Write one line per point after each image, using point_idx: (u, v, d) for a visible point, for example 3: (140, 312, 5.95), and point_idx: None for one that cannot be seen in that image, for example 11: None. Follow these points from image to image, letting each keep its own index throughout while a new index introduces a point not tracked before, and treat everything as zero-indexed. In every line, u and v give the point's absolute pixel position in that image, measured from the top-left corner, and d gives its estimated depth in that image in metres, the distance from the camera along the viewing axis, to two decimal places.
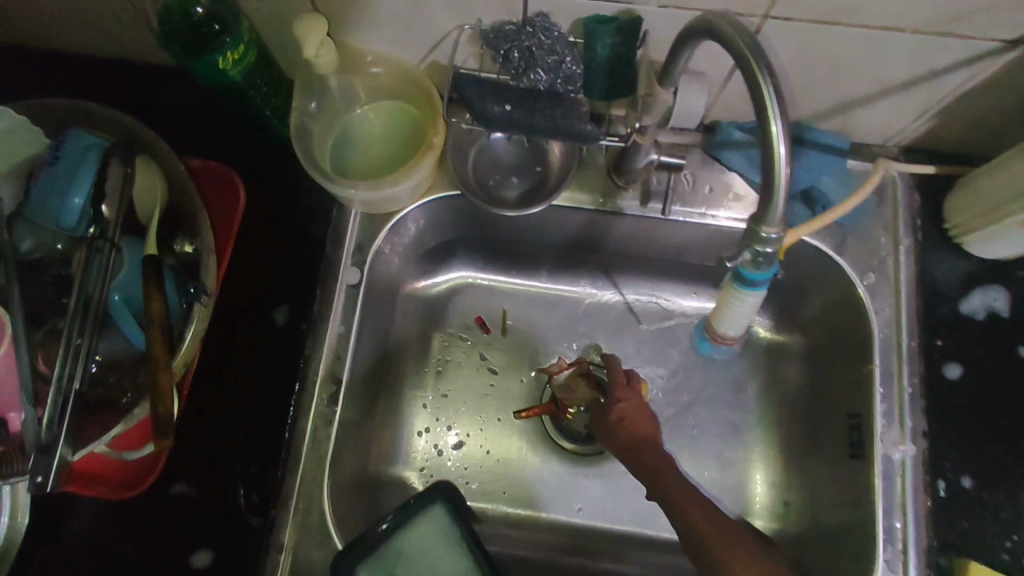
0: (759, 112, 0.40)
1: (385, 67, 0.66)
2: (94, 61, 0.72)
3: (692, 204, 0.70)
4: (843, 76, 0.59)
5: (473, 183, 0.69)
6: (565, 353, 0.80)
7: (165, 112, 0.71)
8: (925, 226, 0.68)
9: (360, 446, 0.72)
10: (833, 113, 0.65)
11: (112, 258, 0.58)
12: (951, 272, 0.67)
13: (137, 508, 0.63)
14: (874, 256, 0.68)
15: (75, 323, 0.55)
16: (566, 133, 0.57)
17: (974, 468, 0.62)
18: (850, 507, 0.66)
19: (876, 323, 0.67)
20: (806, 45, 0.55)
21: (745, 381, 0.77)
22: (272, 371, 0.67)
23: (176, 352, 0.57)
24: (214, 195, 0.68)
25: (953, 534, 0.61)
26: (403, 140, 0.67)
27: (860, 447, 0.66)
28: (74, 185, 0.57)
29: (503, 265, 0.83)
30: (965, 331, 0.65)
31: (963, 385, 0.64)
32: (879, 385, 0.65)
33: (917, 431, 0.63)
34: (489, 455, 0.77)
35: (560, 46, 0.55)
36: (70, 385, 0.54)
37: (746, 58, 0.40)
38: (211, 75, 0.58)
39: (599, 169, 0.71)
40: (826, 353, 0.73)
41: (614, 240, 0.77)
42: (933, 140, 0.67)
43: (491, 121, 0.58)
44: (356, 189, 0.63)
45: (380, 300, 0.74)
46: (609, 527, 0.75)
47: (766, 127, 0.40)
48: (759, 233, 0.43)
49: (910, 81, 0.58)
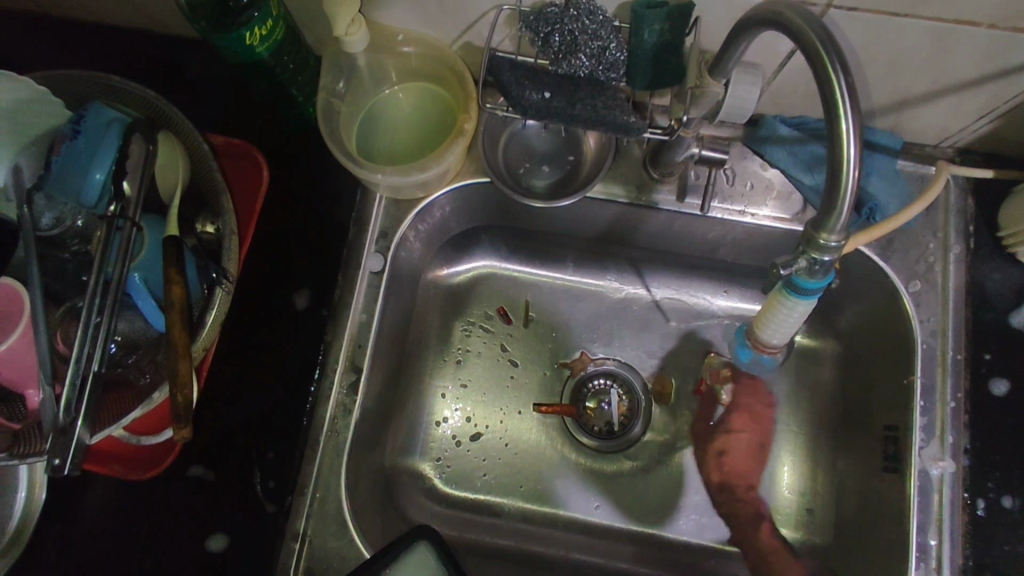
0: (828, 111, 0.38)
1: (416, 47, 0.63)
2: (115, 30, 0.70)
3: (730, 201, 0.67)
4: (905, 72, 0.55)
5: (503, 172, 0.67)
6: (589, 347, 0.78)
7: (187, 86, 0.69)
8: (976, 233, 0.65)
9: (377, 436, 0.71)
10: (888, 110, 0.61)
11: (132, 237, 0.56)
12: (1002, 282, 0.64)
13: (153, 489, 0.63)
14: (921, 261, 0.65)
15: (94, 302, 0.53)
16: (607, 124, 0.54)
17: (1016, 489, 0.59)
18: (881, 522, 0.63)
19: (920, 333, 0.63)
20: (870, 37, 0.51)
21: (776, 386, 0.74)
22: (291, 357, 0.66)
23: (196, 336, 0.56)
24: (236, 173, 0.66)
25: (991, 556, 0.58)
26: (432, 124, 0.65)
27: (895, 461, 0.63)
28: (95, 161, 0.55)
29: (528, 256, 0.80)
30: (1014, 346, 0.62)
31: (1009, 403, 0.61)
32: (920, 398, 0.62)
33: (958, 448, 0.61)
34: (507, 448, 0.75)
35: (605, 31, 0.53)
36: (87, 366, 0.53)
37: (819, 51, 0.37)
38: (239, 53, 0.56)
39: (634, 160, 0.68)
40: (862, 360, 0.70)
41: (645, 233, 0.75)
42: (992, 142, 0.64)
43: (528, 108, 0.55)
44: (384, 174, 0.61)
45: (402, 287, 0.73)
46: (628, 527, 0.73)
47: (835, 127, 0.38)
48: (818, 239, 0.41)
49: (977, 80, 0.55)
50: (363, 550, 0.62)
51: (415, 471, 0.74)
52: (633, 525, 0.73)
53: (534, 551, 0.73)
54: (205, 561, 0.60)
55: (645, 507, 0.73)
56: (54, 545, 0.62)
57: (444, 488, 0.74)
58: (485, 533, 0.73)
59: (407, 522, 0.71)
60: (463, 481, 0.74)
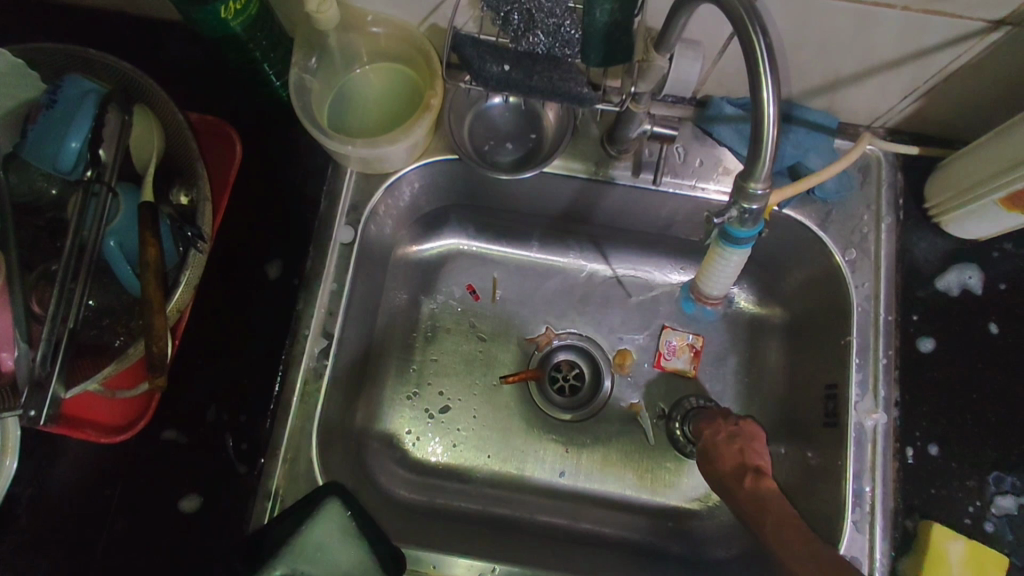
0: (753, 79, 0.43)
1: (385, 28, 0.66)
2: (89, 12, 0.72)
3: (682, 176, 0.72)
4: (835, 53, 0.60)
5: (469, 148, 0.70)
6: (552, 322, 0.81)
7: (160, 65, 0.71)
8: (904, 206, 0.71)
9: (348, 404, 0.73)
10: (822, 91, 0.66)
11: (108, 203, 0.58)
12: (928, 250, 0.69)
13: (125, 454, 0.64)
14: (856, 232, 0.70)
15: (69, 266, 0.55)
16: (564, 95, 0.59)
17: (940, 437, 0.65)
18: (823, 473, 0.68)
19: (854, 297, 0.69)
20: (799, 20, 0.56)
21: (728, 355, 0.79)
22: (263, 324, 0.68)
23: (172, 296, 0.58)
24: (210, 148, 0.69)
25: (918, 499, 0.64)
26: (401, 102, 0.68)
27: (834, 416, 0.68)
28: (70, 129, 0.56)
29: (494, 234, 0.83)
30: (938, 307, 0.68)
31: (934, 358, 0.67)
32: (856, 356, 0.67)
33: (890, 401, 0.66)
34: (475, 415, 0.78)
35: (560, 10, 0.57)
36: (63, 327, 0.55)
37: (742, 20, 0.42)
38: (213, 26, 0.59)
39: (592, 139, 0.73)
40: (807, 326, 0.75)
41: (605, 210, 0.78)
42: (916, 121, 0.70)
43: (489, 80, 0.59)
44: (355, 146, 0.64)
45: (374, 260, 0.75)
46: (590, 489, 0.76)
47: (757, 91, 0.43)
48: (747, 188, 0.46)
49: (898, 61, 0.60)
50: None
51: (385, 438, 0.76)
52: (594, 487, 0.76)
53: (500, 512, 0.76)
54: (178, 521, 0.62)
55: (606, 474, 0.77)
56: (27, 510, 0.63)
57: (414, 456, 0.76)
58: (454, 497, 0.76)
59: (376, 486, 0.73)
60: (434, 450, 0.77)
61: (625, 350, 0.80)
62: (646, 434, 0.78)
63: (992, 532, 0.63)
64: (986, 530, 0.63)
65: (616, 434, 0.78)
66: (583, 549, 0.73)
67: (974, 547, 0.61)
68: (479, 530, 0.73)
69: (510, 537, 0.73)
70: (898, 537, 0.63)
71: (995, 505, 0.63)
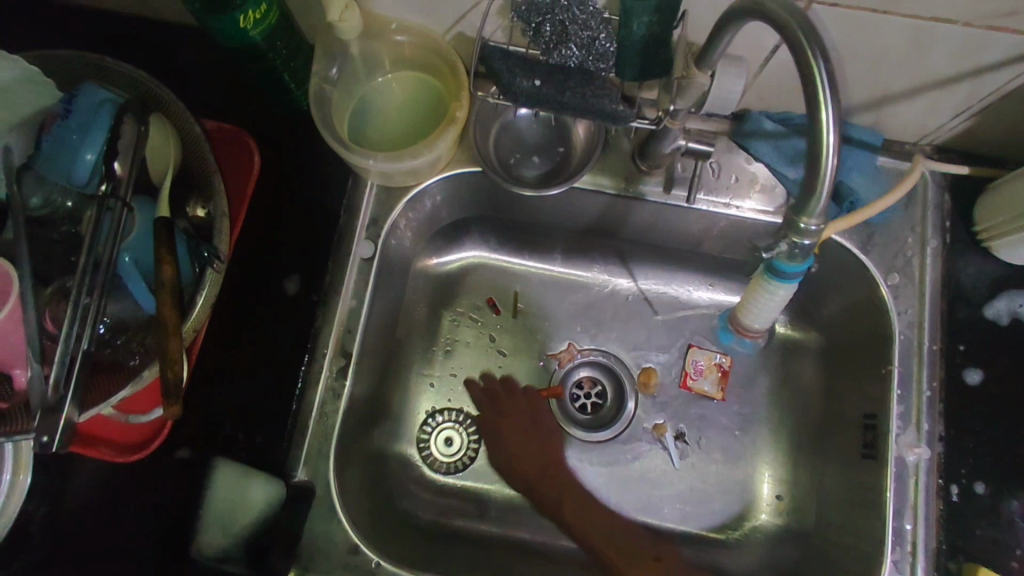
0: (812, 105, 0.40)
1: (409, 36, 0.63)
2: (108, 18, 0.70)
3: (717, 194, 0.69)
4: (887, 69, 0.57)
5: (494, 161, 0.67)
6: (575, 339, 0.79)
7: (179, 72, 0.69)
8: (952, 228, 0.67)
9: (366, 423, 0.71)
10: (869, 107, 0.63)
11: (123, 218, 0.56)
12: (976, 276, 0.66)
13: (141, 473, 0.63)
14: (900, 255, 0.67)
15: (83, 282, 0.53)
16: (597, 112, 0.56)
17: (987, 475, 0.61)
18: (860, 507, 0.65)
19: (897, 323, 0.65)
20: (851, 34, 0.53)
21: (758, 378, 0.76)
22: (281, 341, 0.67)
23: (189, 316, 0.56)
24: (228, 158, 0.67)
25: (962, 540, 0.60)
26: (425, 113, 0.66)
27: (872, 448, 0.65)
28: (87, 140, 0.55)
29: (517, 247, 0.81)
30: (986, 337, 0.64)
31: (982, 391, 0.63)
32: (897, 387, 0.64)
33: (933, 436, 0.63)
34: (494, 435, 0.76)
35: (594, 22, 0.54)
36: (77, 346, 0.52)
37: (801, 41, 0.39)
38: (232, 36, 0.57)
39: (621, 153, 0.70)
40: (843, 350, 0.72)
41: (633, 225, 0.75)
42: (967, 139, 0.66)
43: (519, 95, 0.56)
44: (377, 160, 0.61)
45: (394, 275, 0.73)
46: (613, 514, 0.74)
47: (815, 118, 0.40)
48: (799, 225, 0.44)
49: (954, 78, 0.57)
50: (351, 533, 0.63)
51: (403, 458, 0.74)
52: (524, 464, 0.73)
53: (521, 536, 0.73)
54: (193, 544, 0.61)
55: (524, 460, 0.74)
56: (41, 529, 0.61)
57: (432, 476, 0.74)
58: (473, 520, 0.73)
59: (394, 506, 0.71)
60: (446, 449, 0.75)
61: (650, 369, 0.77)
62: (673, 458, 0.74)
63: None
64: None
65: (640, 457, 0.75)
66: None
67: None
68: (499, 555, 0.71)
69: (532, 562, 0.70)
70: None
71: None
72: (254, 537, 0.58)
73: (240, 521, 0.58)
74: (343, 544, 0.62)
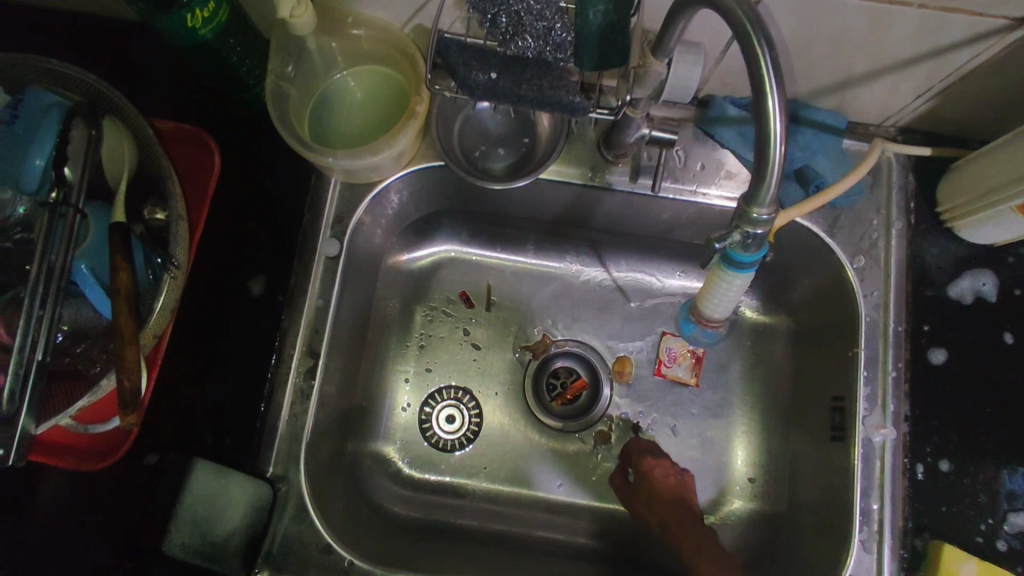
0: (756, 91, 0.40)
1: (366, 29, 0.62)
2: (57, 16, 0.68)
3: (682, 181, 0.68)
4: (845, 52, 0.56)
5: (459, 154, 0.67)
6: (548, 330, 0.79)
7: (132, 71, 0.68)
8: (916, 209, 0.68)
9: (339, 423, 0.71)
10: (830, 90, 0.63)
11: (77, 224, 0.54)
12: (940, 257, 0.66)
13: (106, 481, 0.62)
14: (865, 237, 0.67)
15: (36, 291, 0.51)
16: (555, 105, 0.55)
17: (952, 454, 0.62)
18: (830, 487, 0.66)
19: (863, 306, 0.66)
20: (805, 19, 0.53)
21: (732, 364, 0.76)
22: (250, 343, 0.66)
23: (147, 324, 0.55)
24: (186, 158, 0.66)
25: (928, 518, 0.61)
26: (385, 108, 0.65)
27: (841, 429, 0.66)
28: (34, 145, 0.53)
29: (488, 240, 0.80)
30: (950, 317, 0.65)
31: (946, 370, 0.64)
32: (863, 369, 0.65)
33: (900, 416, 0.63)
34: (469, 428, 0.76)
35: (550, 11, 0.53)
36: (31, 355, 0.51)
37: (745, 27, 0.39)
38: (180, 34, 0.55)
39: (588, 143, 0.69)
40: (813, 333, 0.72)
41: (602, 215, 0.75)
42: (929, 120, 0.66)
43: (476, 89, 0.55)
44: (337, 158, 0.61)
45: (362, 272, 0.72)
46: (590, 504, 0.74)
47: (761, 105, 0.40)
48: (750, 214, 0.43)
49: (910, 60, 0.57)
50: (323, 533, 0.62)
51: (378, 456, 0.74)
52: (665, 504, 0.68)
53: (500, 530, 0.73)
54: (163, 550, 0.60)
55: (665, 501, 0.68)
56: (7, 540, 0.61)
57: (408, 472, 0.74)
58: (451, 514, 0.74)
59: (369, 503, 0.71)
60: (448, 426, 0.75)
61: (624, 358, 0.77)
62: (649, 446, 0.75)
63: (1005, 552, 0.60)
64: (999, 549, 0.60)
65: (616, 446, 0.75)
66: (585, 565, 0.72)
67: (987, 569, 0.58)
68: (478, 549, 0.71)
69: (510, 555, 0.71)
70: (907, 557, 0.61)
71: (1007, 522, 0.61)
72: (230, 536, 0.58)
73: (208, 524, 0.58)
74: (316, 545, 0.62)
